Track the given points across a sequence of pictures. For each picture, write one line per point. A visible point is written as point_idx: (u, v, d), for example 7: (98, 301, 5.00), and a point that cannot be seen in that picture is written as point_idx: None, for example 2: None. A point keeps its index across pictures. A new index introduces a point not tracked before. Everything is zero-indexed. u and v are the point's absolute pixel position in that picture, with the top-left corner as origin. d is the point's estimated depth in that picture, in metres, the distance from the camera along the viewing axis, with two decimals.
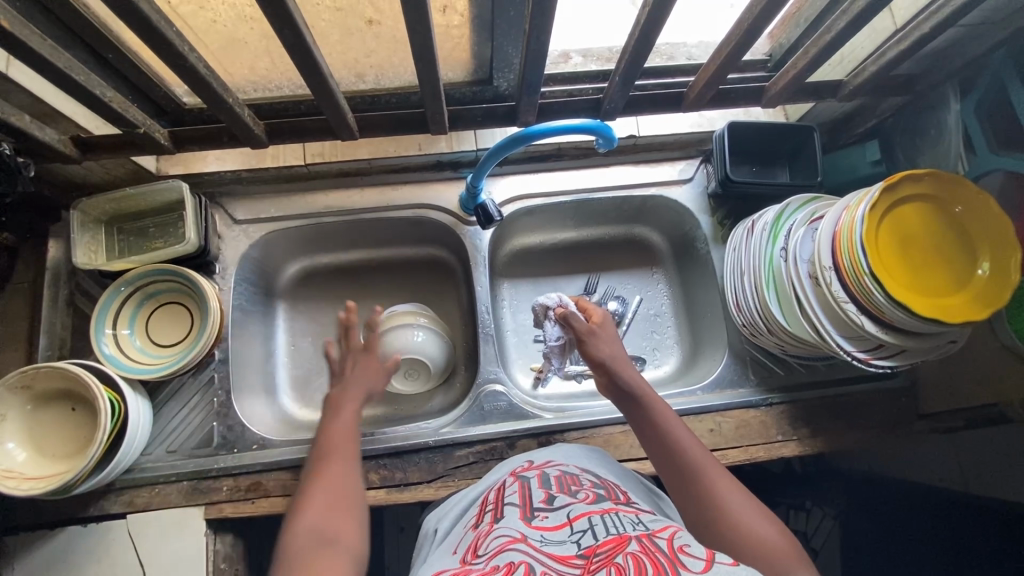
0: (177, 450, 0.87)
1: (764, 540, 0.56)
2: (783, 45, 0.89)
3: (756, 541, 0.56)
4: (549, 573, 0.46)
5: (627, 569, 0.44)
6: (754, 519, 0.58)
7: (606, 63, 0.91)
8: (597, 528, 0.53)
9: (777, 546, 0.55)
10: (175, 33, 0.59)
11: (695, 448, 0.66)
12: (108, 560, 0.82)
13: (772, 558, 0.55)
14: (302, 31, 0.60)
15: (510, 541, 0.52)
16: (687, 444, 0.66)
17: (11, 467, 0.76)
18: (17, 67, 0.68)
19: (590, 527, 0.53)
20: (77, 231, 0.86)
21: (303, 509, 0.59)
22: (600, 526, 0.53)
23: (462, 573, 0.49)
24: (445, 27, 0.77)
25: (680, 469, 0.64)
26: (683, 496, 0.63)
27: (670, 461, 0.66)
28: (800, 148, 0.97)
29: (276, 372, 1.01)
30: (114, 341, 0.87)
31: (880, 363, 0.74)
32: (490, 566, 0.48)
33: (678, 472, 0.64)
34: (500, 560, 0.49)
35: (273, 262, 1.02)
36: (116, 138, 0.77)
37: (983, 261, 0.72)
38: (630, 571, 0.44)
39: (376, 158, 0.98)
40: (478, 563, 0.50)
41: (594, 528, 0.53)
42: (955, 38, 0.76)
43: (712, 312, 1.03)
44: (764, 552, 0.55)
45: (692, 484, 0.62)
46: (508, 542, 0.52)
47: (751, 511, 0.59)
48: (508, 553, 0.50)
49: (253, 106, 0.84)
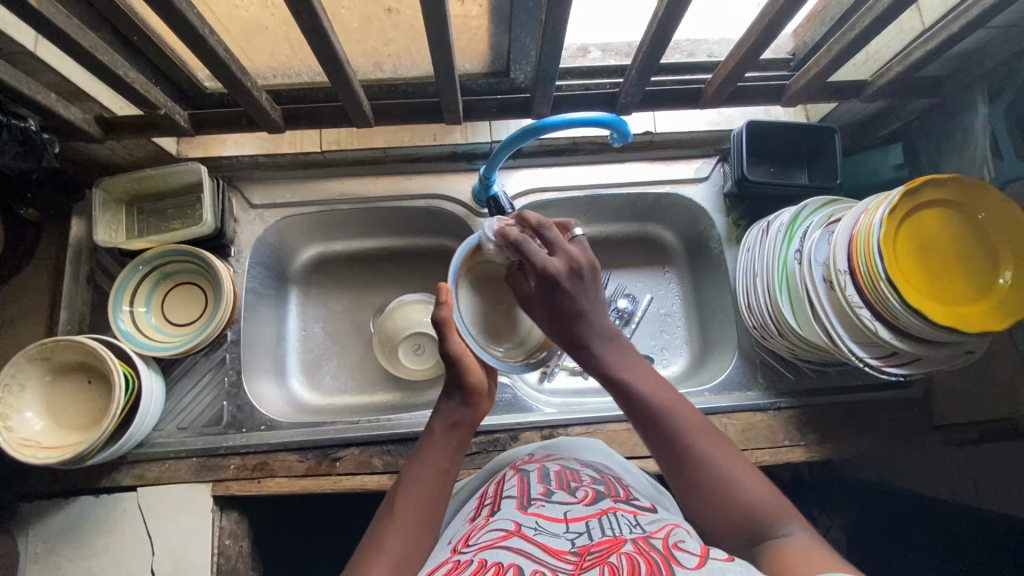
0: (188, 427, 0.90)
1: (747, 503, 0.54)
2: (806, 44, 0.86)
3: (740, 497, 0.55)
4: (541, 570, 0.47)
5: (621, 568, 0.45)
6: (737, 483, 0.56)
7: (625, 59, 0.91)
8: (593, 529, 0.53)
9: (762, 503, 0.54)
10: (195, 15, 0.61)
11: (673, 405, 0.61)
12: (119, 529, 0.84)
13: (753, 513, 0.54)
14: (320, 15, 0.61)
15: (503, 535, 0.52)
16: (665, 403, 0.61)
17: (28, 435, 0.79)
18: (47, 47, 0.70)
19: (585, 529, 0.53)
20: (99, 210, 0.88)
21: (389, 521, 0.58)
22: (596, 529, 0.53)
23: (450, 562, 0.51)
24: (464, 17, 0.77)
25: (658, 432, 0.60)
26: (662, 448, 0.60)
27: (644, 415, 0.62)
28: (821, 148, 0.94)
29: (287, 355, 1.03)
30: (131, 319, 0.90)
31: (893, 371, 0.73)
32: (478, 559, 0.49)
33: (656, 431, 0.60)
34: (488, 555, 0.49)
35: (288, 247, 1.04)
36: (138, 119, 0.80)
37: (1005, 270, 0.70)
38: (623, 571, 0.44)
39: (392, 147, 0.98)
40: (468, 555, 0.51)
41: (590, 530, 0.53)
42: (984, 40, 0.74)
43: (724, 313, 1.02)
44: (745, 517, 0.54)
45: (670, 447, 0.59)
46: (501, 537, 0.52)
47: (733, 470, 0.57)
48: (499, 548, 0.50)
49: (272, 91, 0.85)
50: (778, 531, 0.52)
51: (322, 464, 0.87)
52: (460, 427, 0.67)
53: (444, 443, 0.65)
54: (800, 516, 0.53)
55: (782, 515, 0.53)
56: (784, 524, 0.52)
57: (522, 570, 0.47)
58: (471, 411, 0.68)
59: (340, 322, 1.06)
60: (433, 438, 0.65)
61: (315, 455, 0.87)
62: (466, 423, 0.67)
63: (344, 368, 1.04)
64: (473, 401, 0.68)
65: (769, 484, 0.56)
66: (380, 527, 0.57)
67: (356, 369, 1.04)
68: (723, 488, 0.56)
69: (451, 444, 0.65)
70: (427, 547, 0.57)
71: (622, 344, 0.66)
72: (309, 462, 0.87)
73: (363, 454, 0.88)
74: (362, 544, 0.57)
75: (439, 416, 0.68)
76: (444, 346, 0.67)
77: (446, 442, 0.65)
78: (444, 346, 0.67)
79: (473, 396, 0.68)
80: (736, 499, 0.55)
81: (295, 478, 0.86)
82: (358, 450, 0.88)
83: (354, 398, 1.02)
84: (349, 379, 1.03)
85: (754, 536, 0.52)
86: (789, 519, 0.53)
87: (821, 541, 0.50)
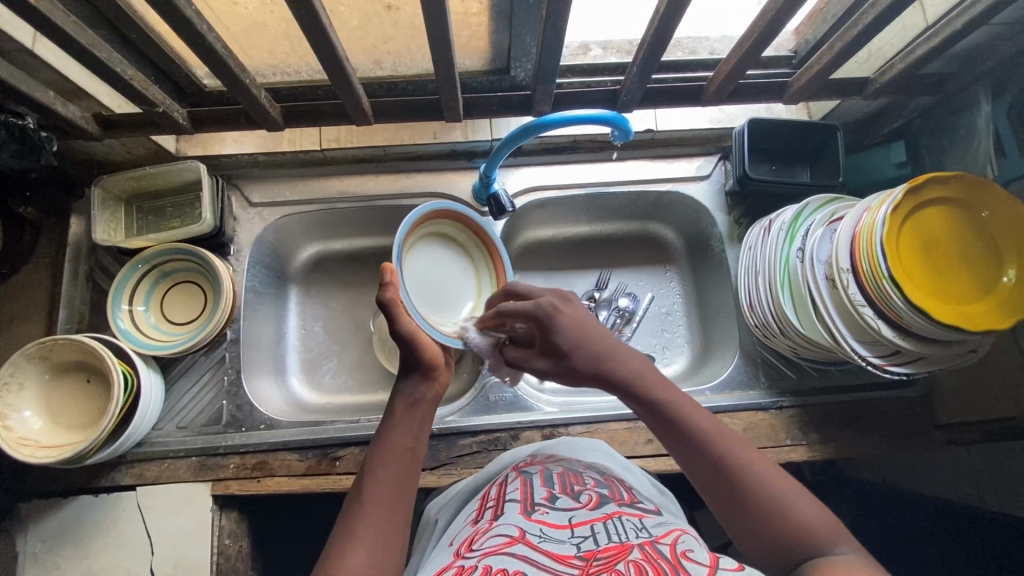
0: (187, 426, 0.89)
1: (799, 527, 0.51)
2: (809, 41, 0.86)
3: (794, 522, 0.51)
4: None
5: None
6: (789, 505, 0.52)
7: (626, 56, 0.90)
8: (599, 534, 0.52)
9: (816, 527, 0.51)
10: (194, 12, 0.60)
11: (714, 428, 0.58)
12: (118, 529, 0.84)
13: (809, 538, 0.50)
14: (319, 12, 0.60)
15: (508, 541, 0.52)
16: (705, 427, 0.58)
17: (26, 434, 0.79)
18: (44, 44, 0.69)
19: (591, 534, 0.53)
20: (98, 209, 0.88)
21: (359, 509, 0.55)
22: (602, 534, 0.52)
23: (454, 567, 0.50)
24: (464, 14, 0.77)
25: (700, 457, 0.57)
26: (707, 476, 0.56)
27: (684, 442, 0.58)
28: (823, 146, 0.94)
29: (286, 354, 1.02)
30: (130, 318, 0.89)
31: (896, 370, 0.72)
32: (483, 565, 0.49)
33: (699, 459, 0.57)
34: (492, 561, 0.49)
35: (288, 245, 1.04)
36: (136, 117, 0.79)
37: (1010, 268, 0.70)
38: None
39: (391, 145, 0.97)
40: (473, 560, 0.50)
41: (596, 535, 0.52)
42: (988, 37, 0.73)
43: (725, 312, 1.01)
44: (796, 540, 0.50)
45: (715, 472, 0.56)
46: (505, 542, 0.52)
47: (784, 491, 0.53)
48: (504, 554, 0.50)
49: (272, 89, 0.85)
50: (829, 551, 0.49)
51: (322, 463, 0.87)
52: (421, 404, 0.64)
53: (406, 423, 0.62)
54: (851, 535, 0.50)
55: (836, 537, 0.50)
56: (835, 545, 0.49)
57: None
58: (430, 388, 0.65)
59: (340, 321, 1.06)
60: (396, 419, 0.62)
61: (316, 454, 0.87)
62: (426, 400, 0.65)
63: (344, 367, 1.03)
64: (432, 376, 0.65)
65: (819, 504, 0.53)
66: (349, 521, 0.55)
67: (356, 368, 1.03)
68: (773, 512, 0.52)
69: (414, 422, 0.62)
70: (400, 534, 0.55)
71: (651, 367, 0.63)
72: (309, 461, 0.87)
73: (363, 453, 0.87)
74: (333, 533, 0.54)
75: (399, 396, 0.64)
76: (396, 329, 0.62)
77: (410, 421, 0.62)
78: (398, 328, 0.62)
79: (432, 371, 0.65)
80: (789, 524, 0.51)
81: (295, 477, 0.86)
82: (359, 450, 0.87)
83: (354, 397, 1.02)
84: (349, 378, 1.03)
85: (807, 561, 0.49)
86: (839, 539, 0.50)
87: (872, 561, 0.47)
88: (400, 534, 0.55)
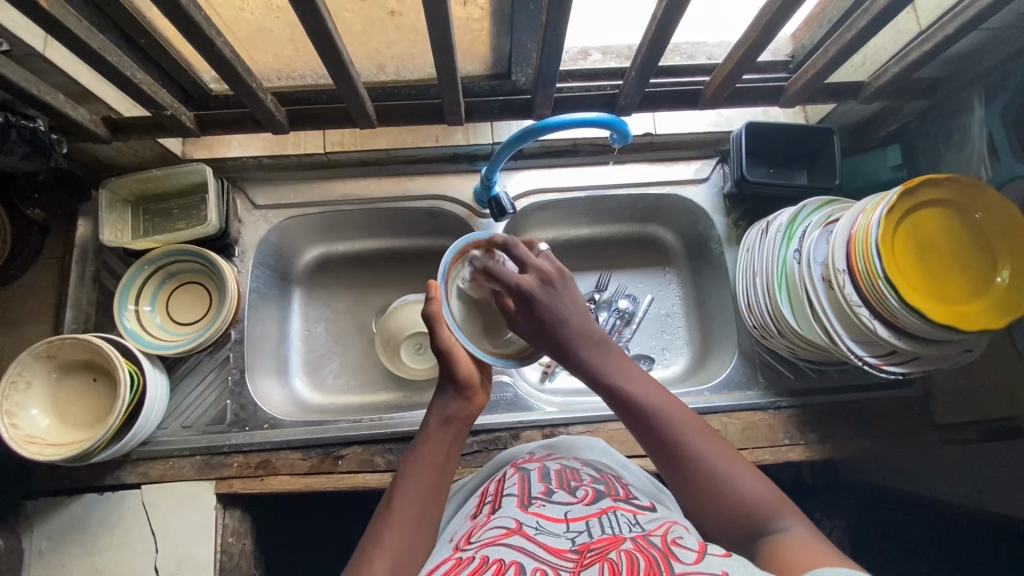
0: (192, 425, 0.90)
1: (745, 501, 0.54)
2: (806, 46, 0.87)
3: (737, 496, 0.55)
4: (542, 569, 0.47)
5: (621, 564, 0.45)
6: (736, 482, 0.56)
7: (626, 61, 0.91)
8: (593, 528, 0.53)
9: (760, 501, 0.54)
10: (202, 17, 0.62)
11: (666, 408, 0.61)
12: (122, 527, 0.85)
13: (751, 513, 0.54)
14: (324, 17, 0.62)
15: (504, 533, 0.53)
16: (659, 407, 0.62)
17: (33, 432, 0.80)
18: (55, 48, 0.71)
19: (586, 528, 0.53)
20: (105, 210, 0.89)
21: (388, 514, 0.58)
22: (596, 527, 0.53)
23: (452, 559, 0.51)
24: (466, 20, 0.78)
25: (653, 435, 0.61)
26: (659, 452, 0.60)
27: (638, 420, 0.62)
28: (820, 150, 0.95)
29: (289, 355, 1.04)
30: (136, 318, 0.91)
31: (891, 369, 0.73)
32: (480, 557, 0.50)
33: (652, 436, 0.61)
34: (489, 552, 0.50)
35: (292, 247, 1.05)
36: (144, 120, 0.81)
37: (1002, 268, 0.71)
38: (622, 568, 0.45)
39: (394, 148, 0.99)
40: (470, 552, 0.51)
41: (590, 528, 0.53)
42: (980, 41, 0.75)
43: (724, 313, 1.02)
44: (742, 516, 0.54)
45: (667, 449, 0.60)
46: (502, 534, 0.53)
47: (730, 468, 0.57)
48: (501, 546, 0.51)
49: (277, 93, 0.86)
50: (775, 528, 0.52)
51: (324, 462, 0.88)
52: (454, 422, 0.68)
53: (439, 439, 0.65)
54: (797, 509, 0.54)
55: (780, 510, 0.53)
56: (782, 520, 0.52)
57: (523, 569, 0.47)
58: (465, 407, 0.69)
59: (342, 322, 1.07)
60: (429, 435, 0.66)
61: (318, 453, 0.88)
62: (459, 418, 0.68)
63: (346, 368, 1.04)
64: (467, 395, 0.69)
65: (770, 482, 0.56)
66: (380, 524, 0.57)
67: (358, 369, 1.04)
68: (721, 487, 0.56)
69: (446, 438, 0.66)
70: (425, 539, 0.58)
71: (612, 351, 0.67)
72: (311, 460, 0.88)
73: (365, 452, 0.88)
74: (363, 536, 0.57)
75: (434, 412, 0.68)
76: (437, 342, 0.68)
77: (442, 437, 0.66)
78: (436, 338, 0.68)
79: (466, 389, 0.70)
80: (735, 499, 0.55)
81: (298, 476, 0.87)
82: (361, 449, 0.88)
83: (357, 397, 1.03)
84: (352, 379, 1.04)
85: (754, 534, 0.52)
86: (788, 514, 0.53)
87: (818, 536, 0.50)
88: (425, 541, 0.58)
